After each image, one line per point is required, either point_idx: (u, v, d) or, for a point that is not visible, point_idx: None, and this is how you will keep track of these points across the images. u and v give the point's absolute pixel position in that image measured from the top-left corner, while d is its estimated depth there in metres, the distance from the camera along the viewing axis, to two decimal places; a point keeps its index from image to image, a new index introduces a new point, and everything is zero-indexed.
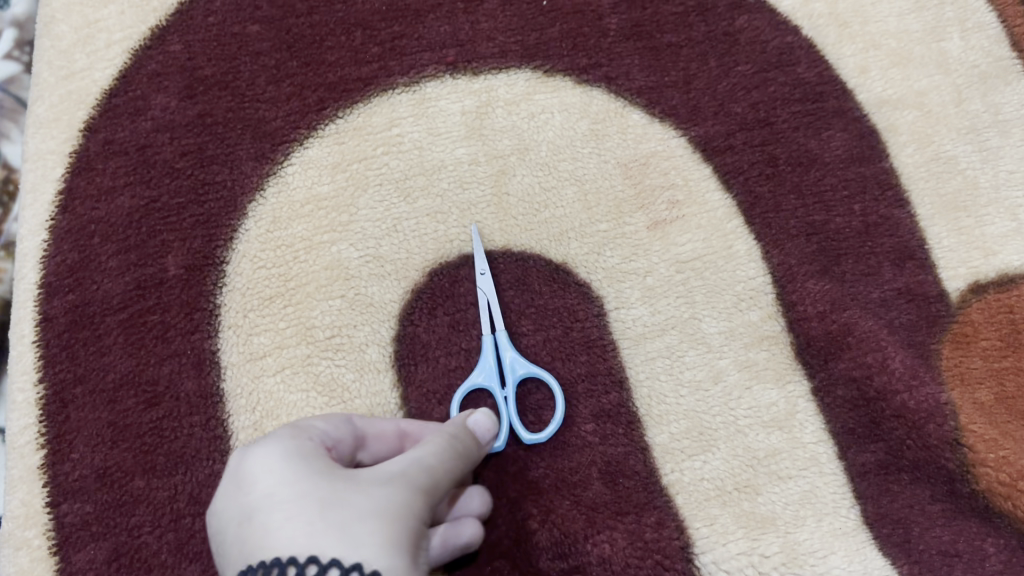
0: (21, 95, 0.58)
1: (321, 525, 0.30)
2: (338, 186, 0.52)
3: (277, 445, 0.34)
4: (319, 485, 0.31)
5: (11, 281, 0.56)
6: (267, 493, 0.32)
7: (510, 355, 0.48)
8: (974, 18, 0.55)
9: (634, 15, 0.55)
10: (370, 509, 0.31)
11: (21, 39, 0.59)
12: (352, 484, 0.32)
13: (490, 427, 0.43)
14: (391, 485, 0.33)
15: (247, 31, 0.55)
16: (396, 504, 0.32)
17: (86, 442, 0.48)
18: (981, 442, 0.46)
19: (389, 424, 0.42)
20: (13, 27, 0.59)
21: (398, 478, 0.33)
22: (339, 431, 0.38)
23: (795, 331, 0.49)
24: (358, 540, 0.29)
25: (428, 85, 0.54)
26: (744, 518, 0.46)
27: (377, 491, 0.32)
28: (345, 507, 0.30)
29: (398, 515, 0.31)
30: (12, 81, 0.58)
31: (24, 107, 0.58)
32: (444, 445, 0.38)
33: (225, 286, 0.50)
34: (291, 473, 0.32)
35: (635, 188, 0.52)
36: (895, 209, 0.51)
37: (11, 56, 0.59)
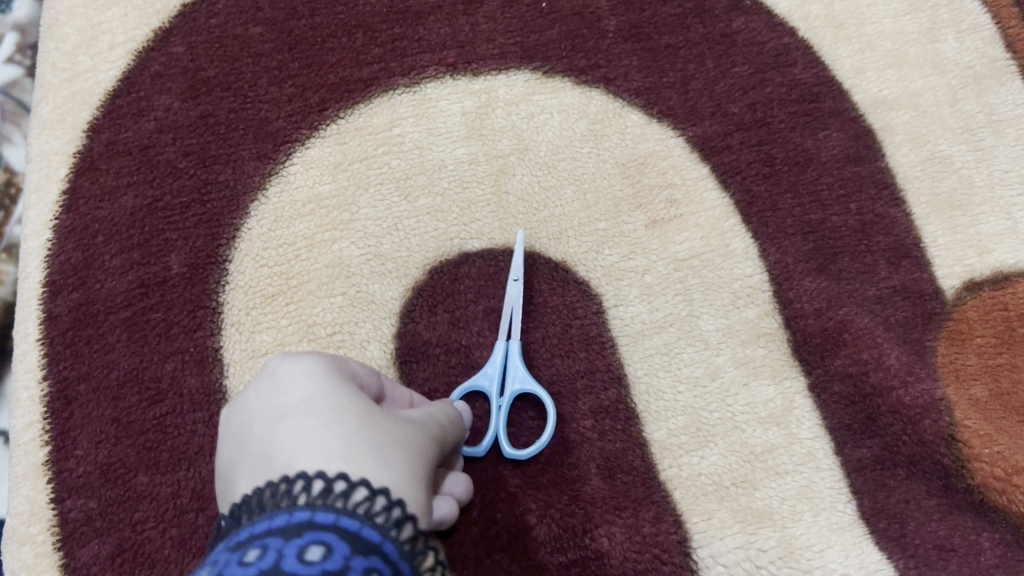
0: (23, 99, 0.59)
1: (348, 447, 0.30)
2: (339, 185, 0.53)
3: (315, 365, 0.34)
4: (353, 409, 0.32)
5: (12, 281, 0.56)
6: (297, 403, 0.32)
7: (521, 371, 0.48)
8: (968, 20, 0.56)
9: (632, 17, 0.56)
10: (392, 447, 0.31)
11: (22, 43, 0.60)
12: (380, 419, 0.32)
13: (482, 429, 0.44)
14: (407, 435, 0.33)
15: (249, 32, 0.56)
16: (412, 452, 0.32)
17: (90, 439, 0.49)
18: (976, 437, 0.46)
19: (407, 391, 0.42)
20: (15, 31, 0.60)
21: (411, 432, 0.34)
22: (370, 379, 0.39)
23: (791, 328, 0.49)
24: (382, 471, 0.30)
25: (428, 85, 0.55)
26: (741, 513, 0.46)
27: (396, 434, 0.32)
28: (371, 439, 0.31)
29: (413, 462, 0.32)
30: (13, 84, 0.59)
31: (26, 109, 0.59)
32: (446, 426, 0.39)
33: (228, 284, 0.51)
34: (323, 392, 0.32)
35: (634, 187, 0.53)
36: (891, 208, 0.52)
37: (11, 60, 0.60)
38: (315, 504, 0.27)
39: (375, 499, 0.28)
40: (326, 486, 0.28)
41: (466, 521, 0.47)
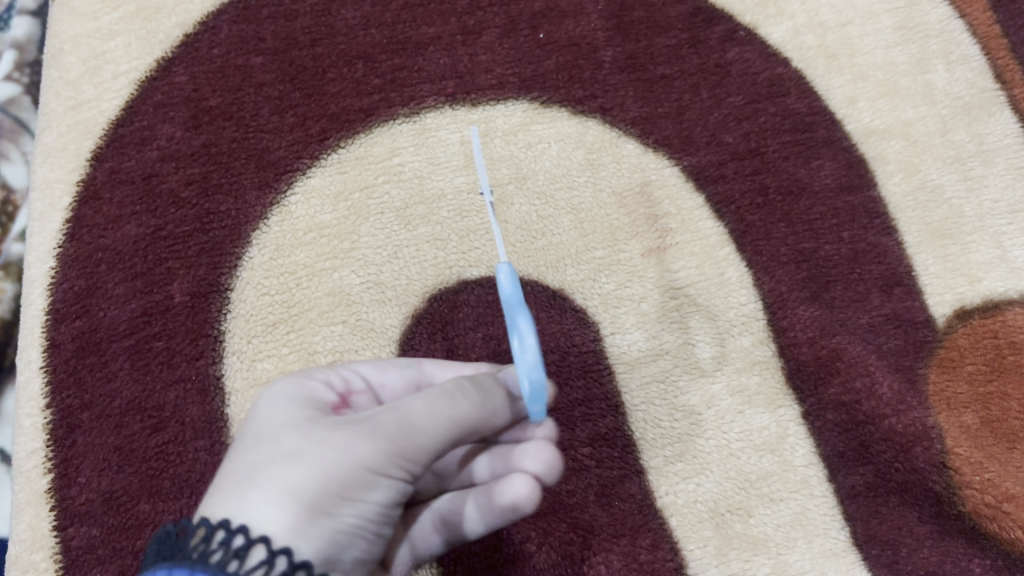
0: (20, 116, 0.60)
1: (247, 473, 0.33)
2: (340, 214, 0.53)
3: (285, 380, 0.39)
4: (275, 446, 0.34)
5: (12, 298, 0.57)
6: (252, 436, 0.35)
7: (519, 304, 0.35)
8: (958, 51, 0.57)
9: (629, 47, 0.57)
10: (283, 464, 0.33)
11: (20, 61, 0.61)
12: (290, 454, 0.33)
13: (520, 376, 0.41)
14: (326, 441, 0.34)
15: (251, 62, 0.56)
16: (321, 459, 0.33)
17: (93, 466, 0.49)
18: (967, 465, 0.47)
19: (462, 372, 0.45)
20: (13, 48, 0.61)
21: (336, 433, 0.34)
22: (388, 381, 0.43)
23: (786, 356, 0.50)
24: (262, 497, 0.32)
25: (428, 115, 0.55)
26: (736, 540, 0.47)
27: (310, 442, 0.34)
28: (270, 459, 0.33)
29: (309, 475, 0.33)
30: (12, 101, 0.60)
31: (24, 127, 0.60)
32: (422, 416, 0.35)
33: (230, 312, 0.52)
34: (273, 423, 0.36)
35: (630, 216, 0.53)
36: (883, 236, 0.53)
37: (10, 77, 0.61)
38: (194, 563, 0.30)
39: (251, 549, 0.31)
40: (208, 534, 0.31)
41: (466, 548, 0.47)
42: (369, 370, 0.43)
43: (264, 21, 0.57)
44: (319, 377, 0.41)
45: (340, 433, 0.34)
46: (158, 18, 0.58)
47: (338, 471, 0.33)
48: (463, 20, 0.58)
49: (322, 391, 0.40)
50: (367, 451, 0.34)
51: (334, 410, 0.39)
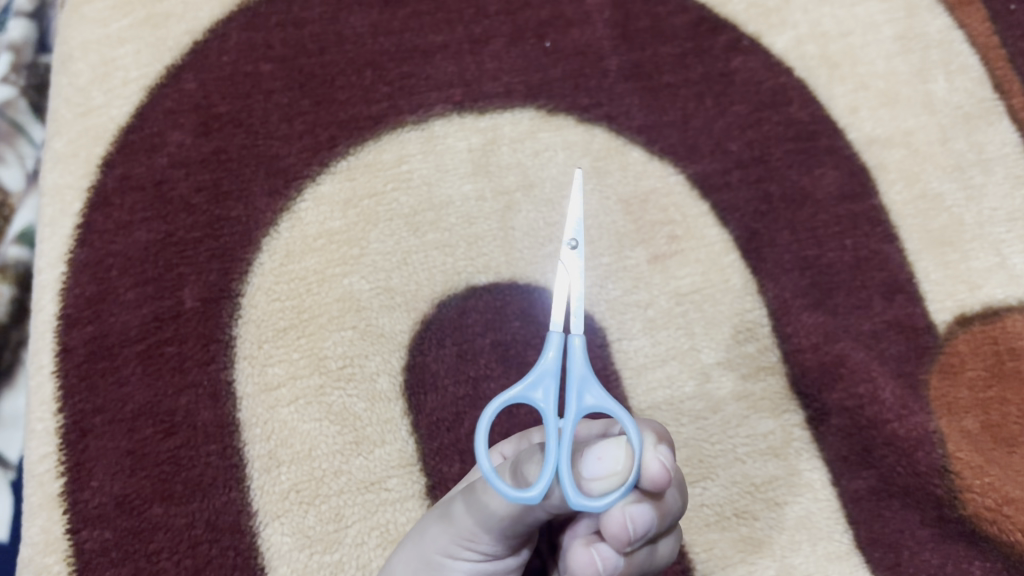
0: (17, 119, 0.60)
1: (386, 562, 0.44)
2: (349, 221, 0.54)
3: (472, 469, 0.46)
4: (404, 543, 0.43)
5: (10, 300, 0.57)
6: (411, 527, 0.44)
7: (537, 376, 0.37)
8: (958, 61, 0.58)
9: (634, 56, 0.58)
10: (393, 559, 0.43)
11: (17, 63, 0.61)
12: (412, 549, 0.41)
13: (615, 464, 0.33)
14: (417, 532, 0.42)
15: (260, 70, 0.57)
16: (411, 546, 0.41)
17: (105, 470, 0.50)
18: (967, 469, 0.48)
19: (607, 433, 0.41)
20: (8, 50, 0.61)
21: (431, 523, 0.41)
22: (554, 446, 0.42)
23: (790, 361, 0.51)
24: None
25: (435, 123, 0.56)
26: (741, 543, 0.48)
27: (415, 534, 0.42)
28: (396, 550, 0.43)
29: (401, 565, 0.42)
30: (8, 104, 0.60)
31: (21, 130, 0.60)
32: (468, 510, 0.38)
33: (241, 318, 0.52)
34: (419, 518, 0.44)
35: (636, 223, 0.54)
36: (885, 244, 0.54)
37: (6, 79, 0.61)
38: None
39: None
40: None
41: None
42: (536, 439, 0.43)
43: (273, 28, 0.58)
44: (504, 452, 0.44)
45: (428, 523, 0.41)
46: (168, 25, 0.58)
47: (419, 552, 0.41)
48: (470, 28, 0.58)
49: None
50: (435, 537, 0.40)
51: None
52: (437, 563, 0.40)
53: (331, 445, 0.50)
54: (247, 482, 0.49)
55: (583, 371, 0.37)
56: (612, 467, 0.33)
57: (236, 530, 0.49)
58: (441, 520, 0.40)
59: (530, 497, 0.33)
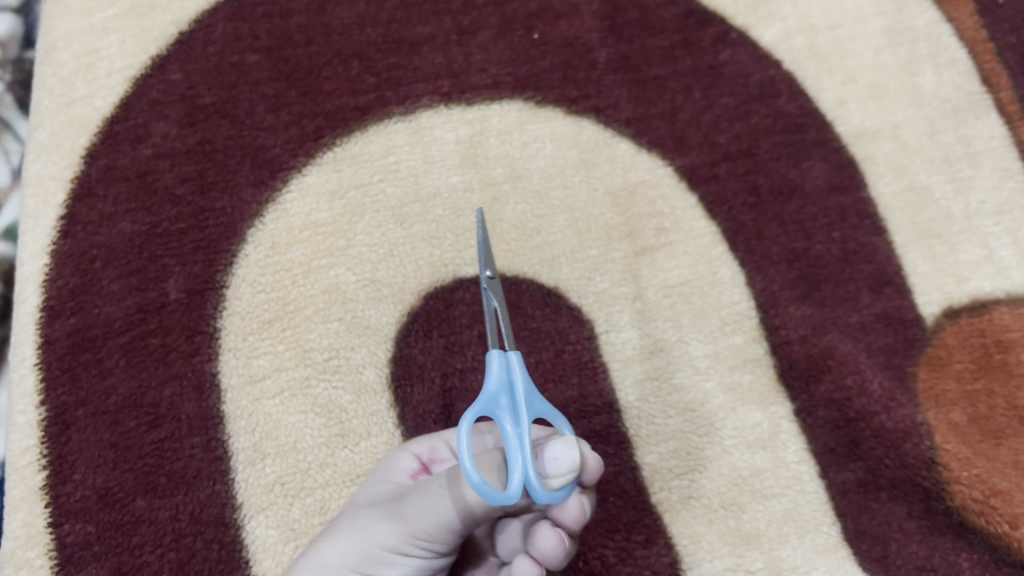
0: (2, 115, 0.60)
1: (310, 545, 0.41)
2: (335, 212, 0.53)
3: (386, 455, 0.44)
4: (336, 532, 0.40)
5: None
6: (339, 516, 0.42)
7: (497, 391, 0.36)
8: (946, 54, 0.58)
9: (622, 48, 0.58)
10: (324, 544, 0.40)
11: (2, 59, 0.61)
12: (346, 541, 0.39)
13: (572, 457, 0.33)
14: (353, 523, 0.40)
15: (246, 60, 0.57)
16: (349, 538, 0.39)
17: (88, 463, 0.49)
18: (955, 461, 0.48)
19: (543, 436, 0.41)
20: None
21: (370, 516, 0.39)
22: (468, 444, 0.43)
23: (778, 353, 0.51)
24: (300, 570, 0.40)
25: (422, 114, 0.56)
26: (729, 536, 0.48)
27: (351, 523, 0.40)
28: (324, 534, 0.41)
29: (334, 555, 0.39)
30: None
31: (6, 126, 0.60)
32: (428, 506, 0.37)
33: (226, 309, 0.52)
34: (350, 508, 0.42)
35: (624, 215, 0.54)
36: (873, 237, 0.54)
37: None
38: None
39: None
40: None
41: None
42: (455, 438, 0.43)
43: (259, 19, 0.57)
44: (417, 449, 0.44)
45: (367, 515, 0.40)
46: (153, 15, 0.58)
47: (360, 546, 0.39)
48: (458, 20, 0.58)
49: (407, 465, 0.43)
50: (382, 531, 0.38)
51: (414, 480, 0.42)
52: (383, 559, 0.38)
53: (317, 437, 0.50)
54: (232, 475, 0.49)
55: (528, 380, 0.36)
56: (573, 459, 0.33)
57: (221, 523, 0.48)
58: (390, 515, 0.38)
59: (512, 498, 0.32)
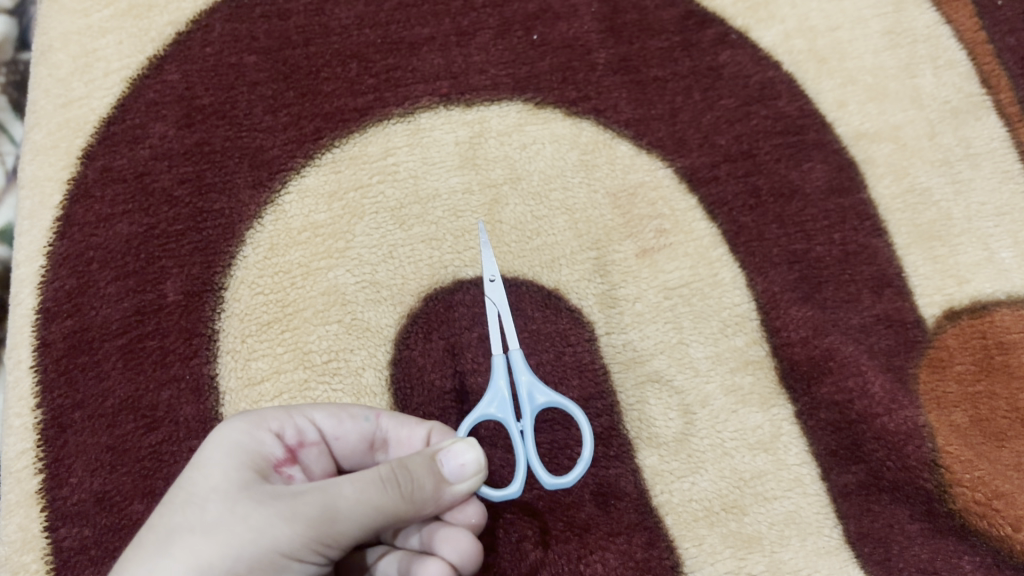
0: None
1: (166, 537, 0.36)
2: (335, 214, 0.53)
3: (236, 423, 0.40)
4: (212, 523, 0.36)
5: None
6: (204, 493, 0.37)
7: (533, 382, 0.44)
8: (945, 56, 0.58)
9: (621, 49, 0.57)
10: (196, 544, 0.35)
11: None
12: (230, 539, 0.35)
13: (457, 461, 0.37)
14: (237, 517, 0.35)
15: (244, 61, 0.56)
16: (232, 539, 0.35)
17: (85, 466, 0.49)
18: (958, 463, 0.48)
19: (425, 431, 0.42)
20: None
21: (256, 513, 0.35)
22: (346, 428, 0.42)
23: (779, 355, 0.51)
24: (168, 573, 0.35)
25: (422, 115, 0.56)
26: (730, 538, 0.47)
27: (232, 515, 0.36)
28: (190, 528, 0.36)
29: (216, 554, 0.35)
30: None
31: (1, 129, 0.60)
32: (347, 510, 0.35)
33: (224, 311, 0.51)
34: (221, 485, 0.37)
35: (624, 217, 0.54)
36: (873, 238, 0.53)
37: None
38: None
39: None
40: None
41: None
42: (324, 420, 0.41)
43: (257, 20, 0.57)
44: (273, 426, 0.40)
45: (254, 509, 0.36)
46: (150, 16, 0.57)
47: (251, 551, 0.35)
48: (457, 20, 0.58)
49: (271, 446, 0.40)
50: (279, 535, 0.35)
51: (278, 467, 0.40)
52: (275, 565, 0.35)
53: None
54: None
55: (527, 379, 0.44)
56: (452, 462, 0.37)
57: None
58: (289, 516, 0.35)
59: (511, 493, 0.41)
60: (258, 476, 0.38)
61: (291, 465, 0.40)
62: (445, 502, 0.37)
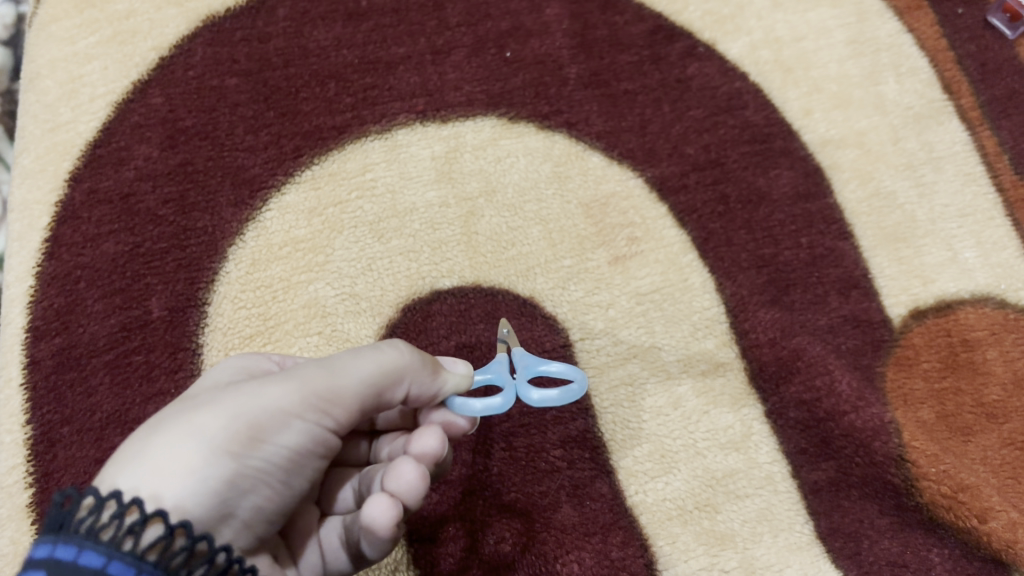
0: None
1: (157, 423, 0.35)
2: (315, 229, 0.55)
3: (237, 358, 0.42)
4: (205, 397, 0.35)
5: None
6: (196, 392, 0.37)
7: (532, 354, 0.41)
8: (907, 64, 0.59)
9: (592, 64, 0.59)
10: (190, 412, 0.34)
11: None
12: (228, 401, 0.35)
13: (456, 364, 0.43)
14: (236, 388, 0.36)
15: (226, 83, 0.58)
16: (229, 402, 0.35)
17: (74, 480, 0.50)
18: (923, 457, 0.49)
19: None
20: None
21: (253, 382, 0.36)
22: None
23: (747, 356, 0.52)
24: (164, 443, 0.33)
25: (399, 132, 0.57)
26: (704, 536, 0.48)
27: (227, 391, 0.36)
28: (181, 408, 0.35)
29: (214, 416, 0.34)
30: None
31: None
32: (344, 365, 0.38)
33: (208, 326, 0.53)
34: (215, 386, 0.37)
35: (597, 226, 0.55)
36: (840, 241, 0.55)
37: None
38: None
39: (102, 509, 0.31)
40: None
41: (441, 540, 0.48)
42: None
43: (238, 43, 0.59)
44: (275, 360, 0.42)
45: (251, 381, 0.36)
46: (134, 42, 0.59)
47: (250, 408, 0.35)
48: (432, 40, 0.60)
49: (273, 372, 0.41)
50: (278, 391, 0.36)
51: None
52: (276, 423, 0.35)
53: None
54: None
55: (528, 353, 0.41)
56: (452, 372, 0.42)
57: None
58: (287, 379, 0.36)
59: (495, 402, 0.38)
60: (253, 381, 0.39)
61: None
62: (447, 385, 0.40)
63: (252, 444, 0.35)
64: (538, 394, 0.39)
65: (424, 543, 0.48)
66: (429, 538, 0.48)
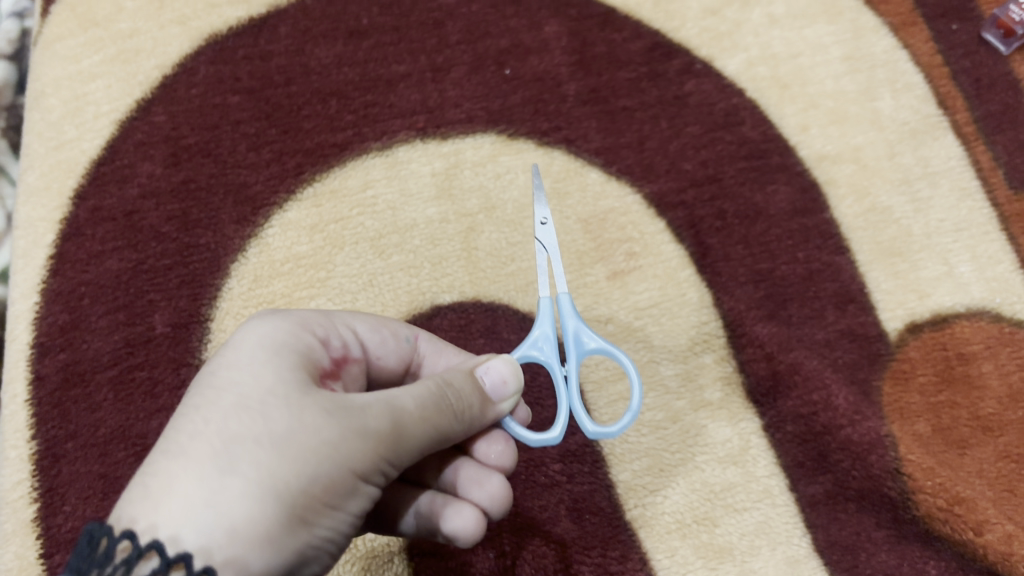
0: None
1: (223, 453, 0.31)
2: (317, 245, 0.55)
3: (280, 325, 0.37)
4: (278, 432, 0.32)
5: None
6: (256, 401, 0.32)
7: (580, 333, 0.43)
8: (903, 79, 0.60)
9: (591, 81, 0.60)
10: (266, 456, 0.31)
11: None
12: (308, 453, 0.32)
13: (509, 376, 0.40)
14: (310, 428, 0.32)
15: (228, 101, 0.59)
16: (307, 451, 0.32)
17: (77, 494, 0.50)
18: (919, 471, 0.49)
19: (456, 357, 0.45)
20: None
21: (329, 422, 0.33)
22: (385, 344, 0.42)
23: (744, 371, 0.53)
24: (240, 494, 0.30)
25: (399, 149, 0.58)
26: (702, 549, 0.49)
27: (301, 425, 0.32)
28: (249, 440, 0.31)
29: (294, 471, 0.31)
30: None
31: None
32: (415, 422, 0.35)
33: (211, 342, 0.53)
34: (273, 391, 0.33)
35: (595, 241, 0.56)
36: (836, 256, 0.55)
37: None
38: None
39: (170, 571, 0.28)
40: None
41: (443, 555, 0.49)
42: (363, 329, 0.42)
43: (240, 61, 0.60)
44: (316, 331, 0.38)
45: (325, 419, 0.33)
46: (138, 60, 0.60)
47: (327, 468, 0.32)
48: (433, 57, 0.60)
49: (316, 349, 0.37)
50: (353, 450, 0.33)
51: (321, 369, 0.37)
52: (343, 485, 0.33)
53: None
54: None
55: (574, 324, 0.43)
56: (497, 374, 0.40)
57: None
58: (366, 435, 0.33)
59: (552, 437, 0.40)
60: (307, 376, 0.35)
61: (334, 370, 0.38)
62: (488, 418, 0.39)
63: (319, 506, 0.33)
64: (592, 426, 0.41)
65: (426, 557, 0.49)
66: (431, 553, 0.49)
